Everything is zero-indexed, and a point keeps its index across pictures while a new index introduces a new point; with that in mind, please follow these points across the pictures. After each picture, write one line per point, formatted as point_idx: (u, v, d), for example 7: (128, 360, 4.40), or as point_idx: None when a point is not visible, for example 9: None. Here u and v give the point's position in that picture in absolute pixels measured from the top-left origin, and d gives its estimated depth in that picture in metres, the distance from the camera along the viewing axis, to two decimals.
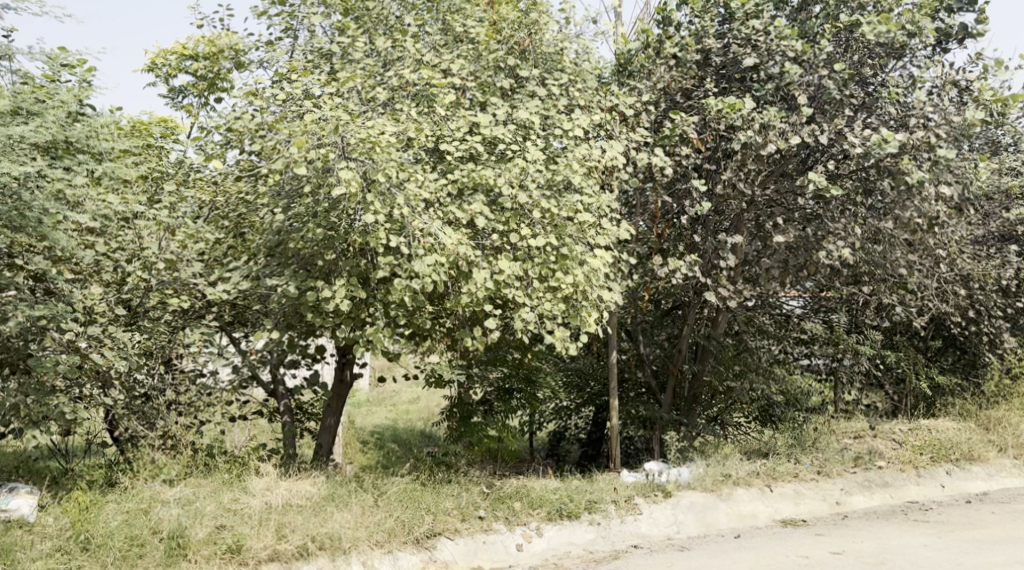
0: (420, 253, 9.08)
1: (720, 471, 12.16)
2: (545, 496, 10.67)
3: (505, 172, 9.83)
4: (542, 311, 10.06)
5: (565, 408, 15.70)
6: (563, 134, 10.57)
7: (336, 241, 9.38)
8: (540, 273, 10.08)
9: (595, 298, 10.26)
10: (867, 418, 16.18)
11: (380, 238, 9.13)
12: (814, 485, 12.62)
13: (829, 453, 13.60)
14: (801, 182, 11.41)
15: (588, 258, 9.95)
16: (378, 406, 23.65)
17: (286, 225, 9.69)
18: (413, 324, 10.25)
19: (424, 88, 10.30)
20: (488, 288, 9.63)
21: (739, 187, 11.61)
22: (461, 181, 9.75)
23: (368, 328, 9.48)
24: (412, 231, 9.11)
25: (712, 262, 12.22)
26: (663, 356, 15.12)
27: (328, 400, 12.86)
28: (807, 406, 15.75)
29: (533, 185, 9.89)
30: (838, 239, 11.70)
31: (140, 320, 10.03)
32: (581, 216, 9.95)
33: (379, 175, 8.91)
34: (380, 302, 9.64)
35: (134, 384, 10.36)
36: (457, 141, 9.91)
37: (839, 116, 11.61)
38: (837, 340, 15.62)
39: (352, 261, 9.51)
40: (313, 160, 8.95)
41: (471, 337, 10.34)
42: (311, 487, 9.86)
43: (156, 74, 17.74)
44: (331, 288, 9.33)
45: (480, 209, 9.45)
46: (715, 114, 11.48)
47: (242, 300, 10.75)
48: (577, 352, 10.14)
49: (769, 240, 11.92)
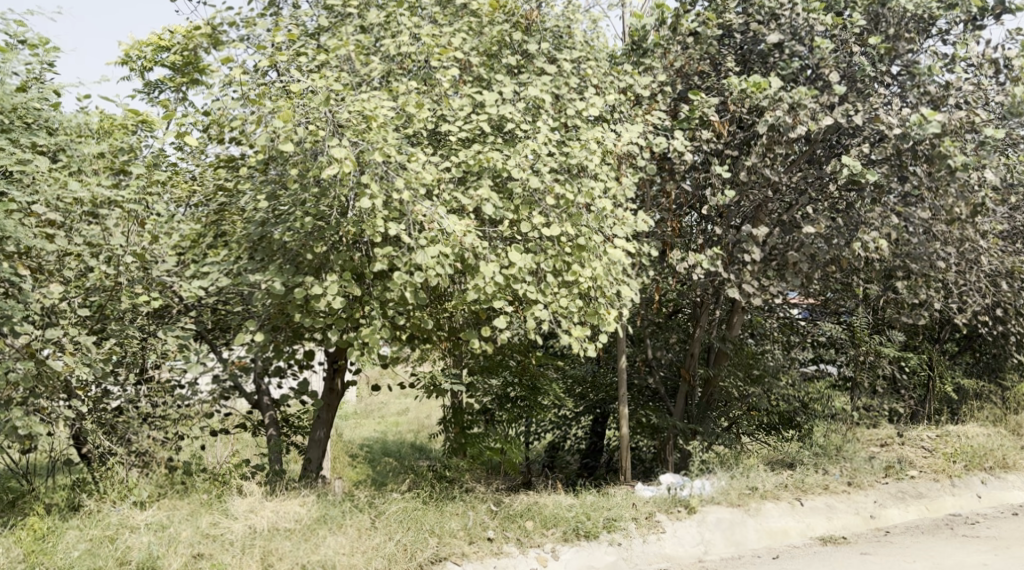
0: (422, 243, 8.06)
1: (745, 484, 11.20)
2: (560, 515, 9.67)
3: (515, 154, 8.86)
4: (557, 309, 9.07)
5: (571, 417, 14.70)
6: (576, 115, 9.61)
7: (327, 232, 8.39)
8: (554, 267, 9.10)
9: (613, 294, 9.29)
10: (891, 425, 15.24)
11: (378, 227, 8.13)
12: (846, 497, 11.68)
13: (857, 462, 12.66)
14: (834, 167, 10.49)
15: (608, 248, 8.98)
16: (366, 417, 22.60)
17: (269, 215, 8.70)
18: (412, 325, 9.25)
19: (421, 64, 9.33)
20: (497, 283, 8.65)
21: (766, 174, 10.69)
22: (467, 163, 8.76)
23: (363, 329, 8.45)
24: (413, 218, 8.13)
25: (735, 257, 11.27)
26: (674, 361, 14.20)
27: (317, 412, 11.87)
28: (826, 413, 14.82)
29: (546, 169, 8.92)
30: (872, 229, 10.77)
31: (104, 323, 8.98)
32: (599, 203, 8.98)
33: (376, 154, 7.91)
34: (377, 301, 8.61)
35: (102, 396, 9.32)
36: (460, 121, 8.93)
37: (873, 96, 10.69)
38: (858, 341, 14.74)
39: (346, 254, 8.52)
40: (302, 137, 7.91)
41: (477, 340, 9.34)
42: (300, 508, 8.80)
43: (130, 68, 16.70)
44: (321, 284, 8.34)
45: (488, 195, 8.47)
46: (738, 94, 10.55)
47: (223, 300, 9.73)
48: (596, 355, 9.15)
49: (797, 232, 10.99)
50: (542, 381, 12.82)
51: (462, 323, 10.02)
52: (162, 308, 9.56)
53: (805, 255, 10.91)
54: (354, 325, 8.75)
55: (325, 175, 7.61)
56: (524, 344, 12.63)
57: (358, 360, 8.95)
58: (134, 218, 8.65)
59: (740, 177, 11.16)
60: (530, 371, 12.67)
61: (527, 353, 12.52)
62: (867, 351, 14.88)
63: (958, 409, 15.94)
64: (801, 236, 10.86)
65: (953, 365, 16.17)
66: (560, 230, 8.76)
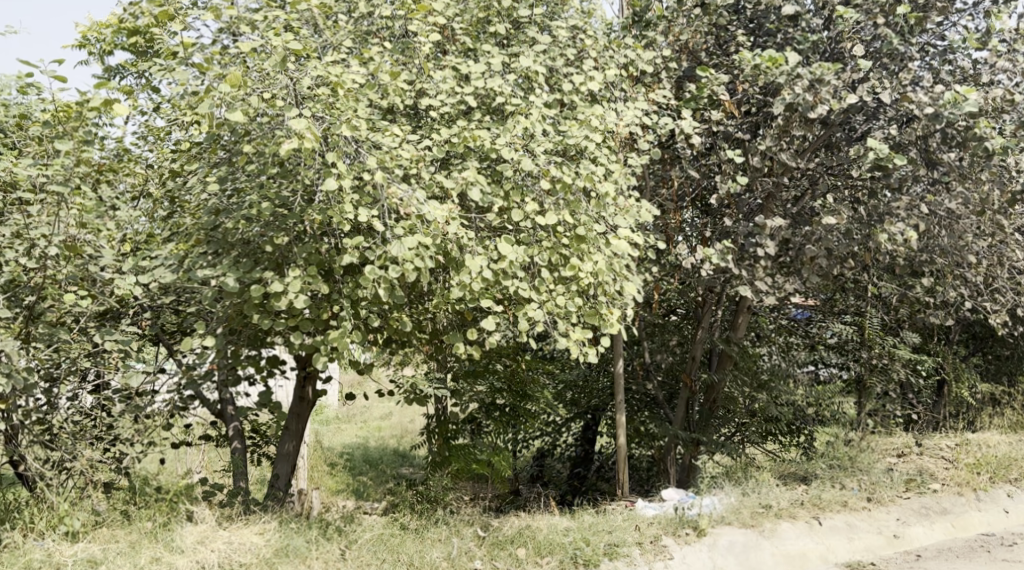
0: (397, 233, 6.92)
1: (757, 502, 10.20)
2: (556, 541, 8.62)
3: (506, 132, 7.78)
4: (553, 308, 7.99)
5: (563, 425, 13.68)
6: (574, 90, 8.53)
7: (289, 221, 7.28)
8: (550, 261, 8.03)
9: (616, 291, 8.20)
10: (908, 433, 14.19)
11: (347, 213, 6.98)
12: (867, 515, 10.66)
13: (874, 475, 11.64)
14: (857, 152, 9.43)
15: (610, 240, 7.89)
16: (347, 423, 21.52)
17: (219, 197, 7.56)
18: (389, 327, 8.19)
19: (400, 32, 8.23)
20: (484, 280, 7.56)
21: (782, 159, 9.61)
22: (451, 142, 7.65)
23: (331, 333, 7.33)
24: (387, 203, 7.00)
25: (746, 252, 10.23)
26: (674, 366, 13.13)
27: (285, 422, 10.74)
28: (838, 420, 13.79)
29: (540, 149, 7.85)
30: (898, 221, 9.72)
31: (33, 326, 7.87)
32: (601, 188, 7.89)
33: (342, 128, 6.77)
34: (347, 300, 7.46)
35: (35, 408, 8.22)
36: (443, 96, 7.84)
37: (901, 72, 9.61)
38: (870, 341, 13.73)
39: (311, 246, 7.42)
40: (253, 104, 6.76)
41: (462, 344, 8.26)
42: (258, 539, 7.75)
43: (90, 51, 15.55)
44: (281, 281, 7.23)
45: (474, 177, 7.36)
46: (751, 71, 9.48)
47: (174, 300, 8.61)
48: (597, 361, 8.07)
49: (816, 224, 9.94)
50: (531, 388, 11.74)
51: (447, 324, 8.98)
52: (109, 308, 8.48)
53: (823, 250, 9.87)
54: (323, 327, 7.65)
55: (281, 152, 6.49)
56: (512, 348, 11.56)
57: (327, 368, 7.86)
58: (64, 204, 7.54)
59: (752, 163, 10.09)
60: (519, 376, 11.55)
61: (517, 356, 11.44)
62: (881, 354, 13.85)
63: (977, 414, 14.92)
64: (820, 228, 9.80)
65: (970, 367, 15.13)
66: (556, 219, 7.65)
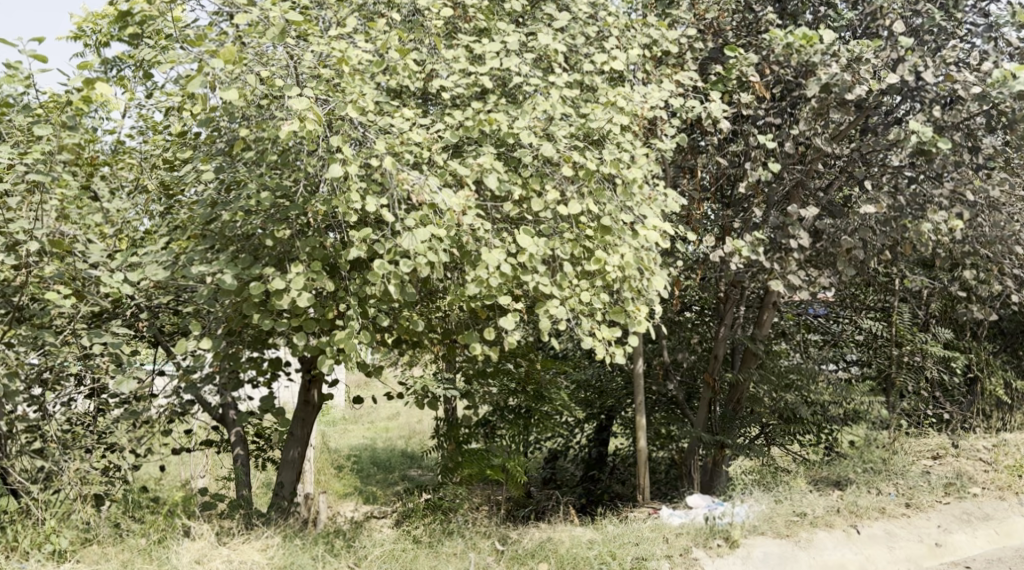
0: (408, 224, 6.33)
1: (791, 510, 9.65)
2: (580, 555, 8.10)
3: (524, 115, 7.19)
4: (577, 305, 7.41)
5: (580, 428, 13.13)
6: (597, 69, 7.93)
7: (291, 213, 6.70)
8: (572, 254, 7.45)
9: (643, 287, 7.62)
10: (942, 432, 13.59)
11: (353, 203, 6.36)
12: (906, 522, 10.09)
13: (911, 479, 11.09)
14: (898, 136, 8.80)
15: (637, 230, 7.29)
16: (354, 424, 20.98)
17: (216, 187, 6.99)
18: (399, 327, 7.63)
19: (409, 8, 7.65)
20: (502, 276, 6.98)
21: (817, 144, 9.00)
22: (465, 125, 7.06)
23: (337, 333, 6.75)
24: (397, 191, 6.40)
25: (776, 243, 9.63)
26: (696, 365, 12.54)
27: (289, 428, 10.16)
28: (867, 421, 13.21)
29: (562, 134, 7.26)
30: (940, 209, 9.11)
31: (17, 327, 7.31)
32: (627, 174, 7.28)
33: (347, 109, 6.17)
34: (354, 299, 6.88)
35: (18, 416, 7.66)
36: (457, 76, 7.26)
37: (944, 50, 8.98)
38: (902, 338, 13.39)
39: (314, 240, 6.83)
40: (250, 84, 6.19)
41: (477, 345, 7.68)
42: (260, 556, 7.22)
43: (83, 43, 14.94)
44: (281, 277, 6.65)
45: (491, 163, 6.77)
46: (784, 51, 8.86)
47: (169, 300, 8.04)
48: (624, 362, 7.50)
49: (851, 214, 9.35)
50: (548, 390, 11.16)
51: (461, 323, 8.41)
52: (103, 308, 7.94)
53: (859, 242, 9.28)
54: (328, 327, 7.07)
55: (280, 135, 5.90)
56: (527, 346, 10.84)
57: (333, 371, 7.30)
58: (47, 197, 6.96)
59: (783, 149, 9.48)
60: (536, 377, 10.87)
61: (532, 356, 10.68)
62: (911, 350, 13.40)
63: (1012, 412, 14.30)
64: (857, 218, 9.19)
65: (1004, 364, 14.50)
66: (580, 208, 7.05)
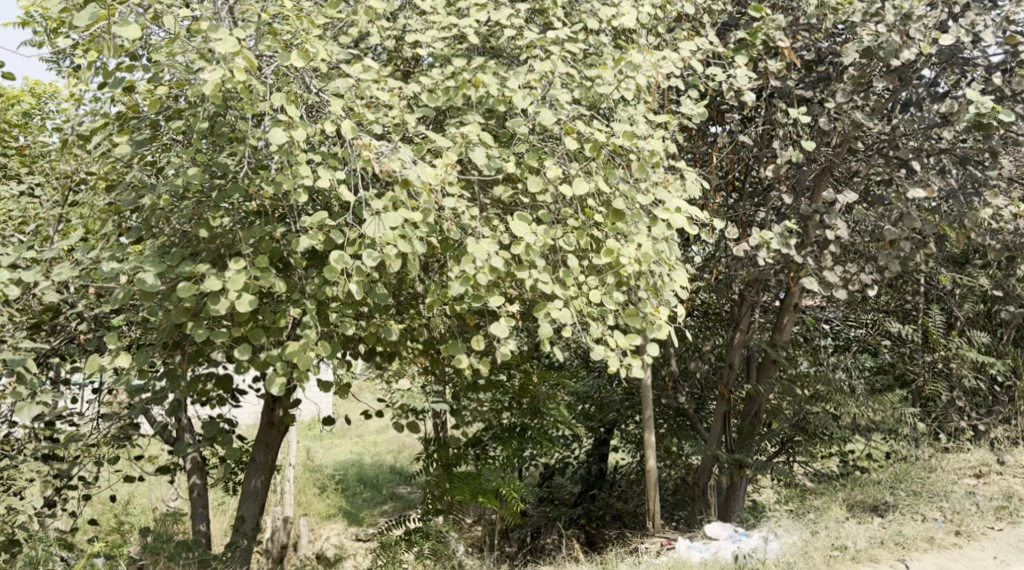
0: (374, 206, 5.04)
1: (830, 543, 8.45)
2: None
3: (518, 75, 5.90)
4: (584, 308, 6.10)
5: (580, 446, 11.83)
6: (604, 26, 6.66)
7: (229, 195, 5.37)
8: (577, 246, 6.15)
9: (664, 286, 6.34)
10: (982, 446, 12.35)
11: (304, 180, 5.06)
12: (958, 553, 8.84)
13: (957, 502, 9.86)
14: (951, 107, 7.56)
15: (656, 215, 6.00)
16: (340, 438, 19.62)
17: (141, 168, 5.69)
18: (370, 337, 6.33)
19: None
20: (493, 272, 5.69)
21: (857, 118, 7.75)
22: (446, 88, 5.78)
23: (289, 345, 5.44)
24: (358, 164, 5.09)
25: (809, 235, 8.36)
26: (710, 374, 11.25)
27: (249, 453, 8.76)
28: (902, 434, 11.97)
29: (563, 99, 5.96)
30: (1000, 193, 7.87)
31: None
32: (643, 146, 6.00)
33: (293, 59, 4.86)
34: (311, 302, 5.54)
35: None
36: (436, 29, 5.97)
37: (1004, 6, 7.72)
38: (935, 345, 12.26)
39: (259, 228, 5.50)
40: (168, 28, 4.89)
41: (463, 357, 6.36)
42: None
43: None
44: (216, 275, 5.31)
45: (477, 133, 5.49)
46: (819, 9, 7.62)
47: (94, 308, 6.72)
48: (642, 376, 6.23)
49: (896, 200, 8.09)
50: (547, 406, 9.76)
51: (446, 330, 7.12)
52: (23, 319, 6.70)
53: (905, 233, 8.04)
54: (278, 337, 5.72)
55: (205, 89, 4.60)
56: (521, 356, 9.54)
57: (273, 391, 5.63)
58: None
59: (816, 126, 8.22)
60: (533, 392, 9.57)
61: (527, 368, 9.37)
62: (945, 356, 12.30)
63: None
64: (903, 205, 7.95)
65: None
66: (587, 188, 5.76)
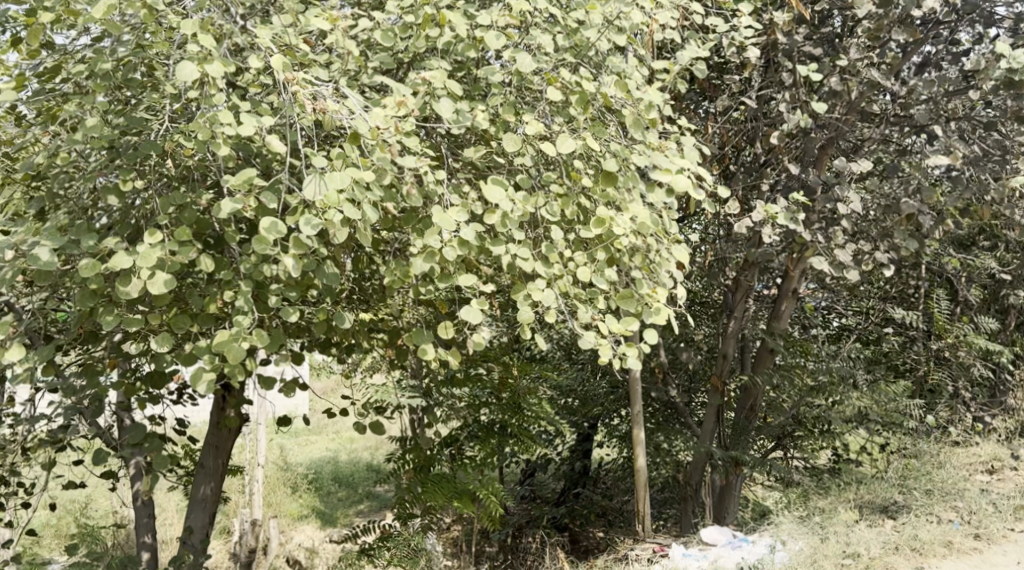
0: (313, 163, 4.14)
1: (841, 550, 7.73)
2: None
3: (490, 14, 5.01)
4: (571, 289, 5.23)
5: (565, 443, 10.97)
6: None
7: (142, 153, 4.47)
8: (561, 217, 5.27)
9: (661, 262, 5.48)
10: (990, 439, 11.61)
11: (228, 130, 4.16)
12: (979, 559, 8.09)
13: (973, 502, 9.09)
14: (978, 63, 6.72)
15: (653, 179, 5.12)
16: (315, 435, 18.71)
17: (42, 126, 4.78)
18: (320, 325, 5.43)
19: None
20: (464, 246, 4.80)
21: (872, 77, 6.91)
22: (405, 28, 4.89)
23: (217, 334, 4.53)
24: (294, 112, 4.19)
25: (818, 210, 7.51)
26: (704, 365, 10.42)
27: (196, 457, 7.66)
28: (907, 427, 11.19)
29: (544, 42, 5.08)
30: None
31: None
32: (636, 98, 5.13)
33: None
34: (244, 283, 4.63)
35: None
36: None
37: None
38: (942, 332, 11.46)
39: (181, 194, 4.59)
40: None
41: (429, 348, 5.47)
42: None
43: None
44: (127, 249, 4.40)
45: (442, 80, 4.60)
46: None
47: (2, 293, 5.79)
48: (637, 368, 5.38)
49: (914, 168, 7.26)
50: (528, 401, 8.88)
51: (412, 317, 6.23)
52: None
53: (925, 205, 7.22)
54: (207, 326, 4.80)
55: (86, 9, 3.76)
56: (499, 347, 8.65)
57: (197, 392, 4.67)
58: None
59: (825, 87, 7.38)
60: (512, 386, 8.70)
61: (506, 359, 8.49)
62: (953, 344, 11.50)
63: None
64: (923, 174, 7.13)
65: None
66: (572, 146, 4.89)
